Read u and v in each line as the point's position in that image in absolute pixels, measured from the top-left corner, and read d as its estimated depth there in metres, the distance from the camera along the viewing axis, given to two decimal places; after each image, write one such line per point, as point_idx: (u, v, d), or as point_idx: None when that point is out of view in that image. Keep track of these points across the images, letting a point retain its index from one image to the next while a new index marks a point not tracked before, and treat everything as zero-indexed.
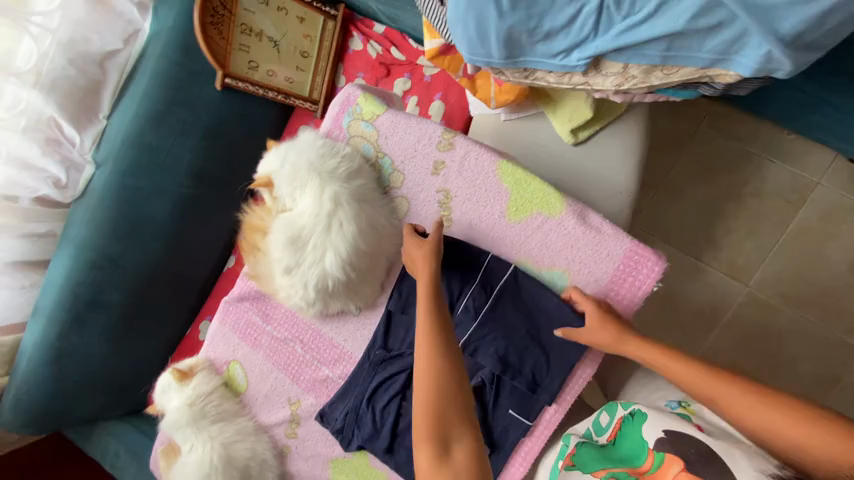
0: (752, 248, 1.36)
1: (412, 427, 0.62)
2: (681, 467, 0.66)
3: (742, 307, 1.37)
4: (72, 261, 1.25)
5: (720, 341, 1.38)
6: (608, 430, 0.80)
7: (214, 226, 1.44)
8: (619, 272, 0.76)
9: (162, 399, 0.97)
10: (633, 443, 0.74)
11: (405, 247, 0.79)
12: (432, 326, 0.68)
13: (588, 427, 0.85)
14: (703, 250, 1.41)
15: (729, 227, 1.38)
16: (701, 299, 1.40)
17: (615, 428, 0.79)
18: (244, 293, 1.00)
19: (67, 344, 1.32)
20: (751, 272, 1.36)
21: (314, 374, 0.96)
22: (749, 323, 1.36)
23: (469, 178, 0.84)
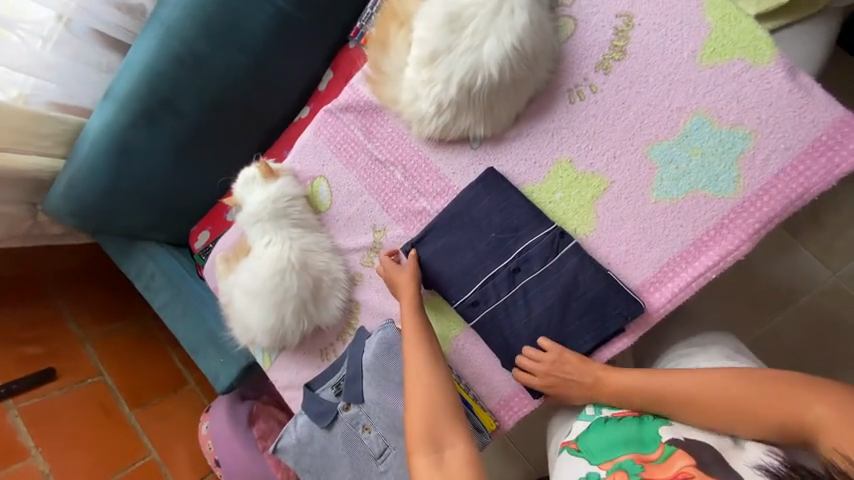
0: None
1: (408, 441, 0.71)
2: (690, 463, 0.64)
3: (821, 294, 1.24)
4: (159, 48, 1.17)
5: (786, 324, 1.27)
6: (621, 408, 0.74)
7: (300, 63, 1.30)
8: (817, 143, 0.65)
9: (242, 192, 0.92)
10: (646, 434, 0.69)
11: (381, 270, 0.85)
12: (414, 348, 0.77)
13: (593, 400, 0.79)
14: (802, 227, 1.25)
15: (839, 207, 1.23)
16: (780, 277, 1.26)
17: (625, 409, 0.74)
18: (350, 103, 0.90)
19: (132, 138, 1.25)
20: (844, 260, 1.22)
21: (409, 204, 0.87)
22: (821, 311, 1.23)
23: (663, 5, 0.70)
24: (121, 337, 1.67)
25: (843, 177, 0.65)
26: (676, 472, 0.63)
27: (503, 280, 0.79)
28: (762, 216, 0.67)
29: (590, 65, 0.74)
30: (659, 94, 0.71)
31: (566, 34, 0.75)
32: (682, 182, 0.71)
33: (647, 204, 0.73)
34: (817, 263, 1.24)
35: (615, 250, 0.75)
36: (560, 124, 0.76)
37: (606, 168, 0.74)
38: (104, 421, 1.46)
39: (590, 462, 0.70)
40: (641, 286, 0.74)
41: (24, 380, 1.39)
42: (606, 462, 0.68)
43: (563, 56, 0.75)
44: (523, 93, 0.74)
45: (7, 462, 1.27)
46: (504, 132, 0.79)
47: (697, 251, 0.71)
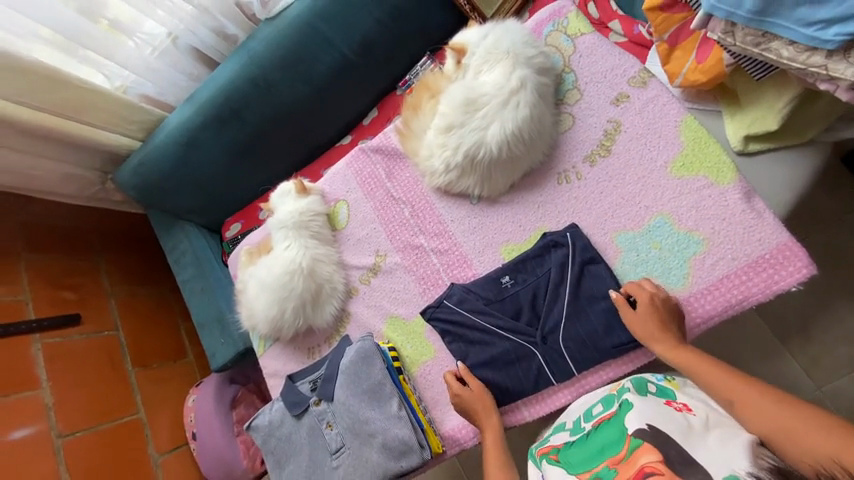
0: (847, 356, 1.21)
1: None
2: (655, 459, 0.59)
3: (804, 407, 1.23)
4: (239, 69, 1.39)
5: None
6: (596, 417, 0.76)
7: (351, 99, 1.53)
8: (761, 260, 0.75)
9: (278, 200, 1.09)
10: (614, 430, 0.69)
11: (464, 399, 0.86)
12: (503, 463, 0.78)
13: (580, 414, 0.81)
14: (791, 336, 1.26)
15: (832, 326, 1.23)
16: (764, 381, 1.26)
17: (601, 420, 0.74)
18: (381, 146, 1.07)
19: (201, 136, 1.48)
20: (831, 378, 1.21)
21: (410, 239, 1.02)
22: None
23: (647, 119, 0.85)
24: (139, 302, 1.87)
25: (779, 293, 0.73)
26: (641, 466, 0.59)
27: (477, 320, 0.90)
28: (704, 312, 0.77)
29: (579, 157, 0.88)
30: (632, 192, 0.84)
31: (563, 128, 0.90)
32: (639, 268, 0.81)
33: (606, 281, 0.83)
34: (804, 376, 1.23)
35: None
36: (547, 200, 0.90)
37: None
38: (109, 374, 1.61)
39: (567, 471, 0.71)
40: (593, 356, 0.83)
41: (55, 319, 1.55)
42: (585, 473, 0.67)
43: (558, 145, 0.90)
44: (518, 169, 0.88)
45: (17, 389, 1.38)
46: (498, 195, 0.93)
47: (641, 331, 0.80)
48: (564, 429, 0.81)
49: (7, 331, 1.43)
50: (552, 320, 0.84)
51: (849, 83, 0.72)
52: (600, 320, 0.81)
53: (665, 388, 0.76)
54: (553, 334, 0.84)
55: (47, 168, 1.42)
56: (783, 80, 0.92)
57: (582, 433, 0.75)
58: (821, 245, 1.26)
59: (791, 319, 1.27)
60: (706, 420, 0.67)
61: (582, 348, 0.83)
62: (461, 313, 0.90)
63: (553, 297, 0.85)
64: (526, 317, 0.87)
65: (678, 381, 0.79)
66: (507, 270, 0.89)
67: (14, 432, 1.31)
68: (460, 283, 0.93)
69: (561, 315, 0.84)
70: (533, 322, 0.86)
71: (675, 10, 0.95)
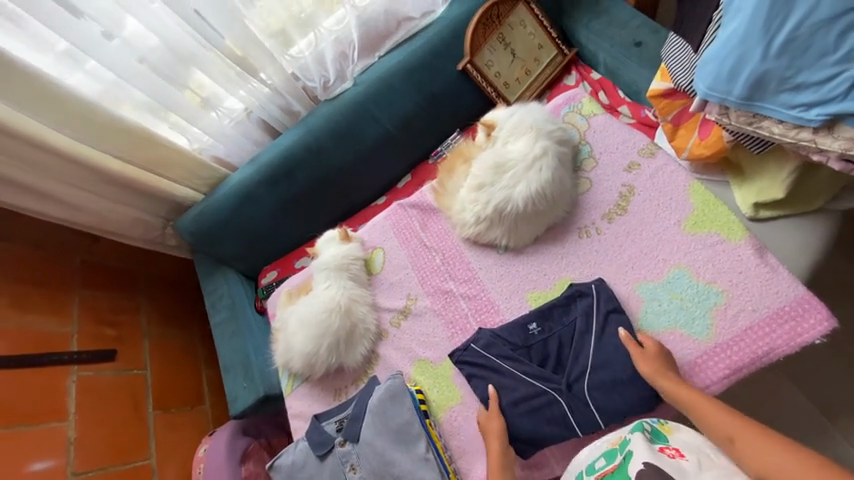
0: None
1: None
2: None
3: None
4: (297, 138, 1.63)
5: None
6: (598, 472, 0.75)
7: (389, 165, 1.74)
8: (781, 312, 0.79)
9: (322, 245, 1.21)
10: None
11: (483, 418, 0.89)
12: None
13: (582, 468, 0.80)
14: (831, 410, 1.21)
15: None
16: None
17: (602, 474, 0.73)
18: (417, 202, 1.20)
19: (257, 192, 1.69)
20: None
21: (440, 284, 1.09)
22: None
23: (659, 184, 0.96)
24: (169, 344, 1.93)
25: (804, 345, 0.76)
26: None
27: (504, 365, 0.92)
28: (731, 363, 0.79)
29: (598, 215, 0.98)
30: (650, 246, 0.91)
31: (582, 190, 1.02)
32: (663, 318, 0.85)
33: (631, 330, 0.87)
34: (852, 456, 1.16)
35: None
36: (569, 251, 0.97)
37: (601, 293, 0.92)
38: (130, 413, 1.62)
39: None
40: (621, 405, 0.83)
41: (93, 354, 1.62)
42: None
43: (578, 204, 1.00)
44: (542, 223, 0.98)
45: (47, 419, 1.41)
46: (523, 246, 1.01)
47: None
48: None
49: (50, 360, 1.50)
50: (578, 367, 0.87)
51: (838, 154, 0.82)
52: (627, 367, 0.83)
53: (659, 431, 0.76)
54: (579, 382, 0.86)
55: (121, 212, 1.62)
56: (781, 155, 1.02)
57: None
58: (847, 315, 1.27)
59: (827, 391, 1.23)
60: (698, 463, 0.68)
61: (610, 395, 0.83)
62: (489, 356, 0.94)
63: (579, 344, 0.88)
64: (552, 363, 0.90)
65: (673, 423, 0.78)
66: (535, 317, 0.93)
67: (34, 464, 1.32)
68: (488, 328, 0.97)
69: (587, 362, 0.86)
70: (559, 369, 0.89)
71: (676, 97, 1.11)
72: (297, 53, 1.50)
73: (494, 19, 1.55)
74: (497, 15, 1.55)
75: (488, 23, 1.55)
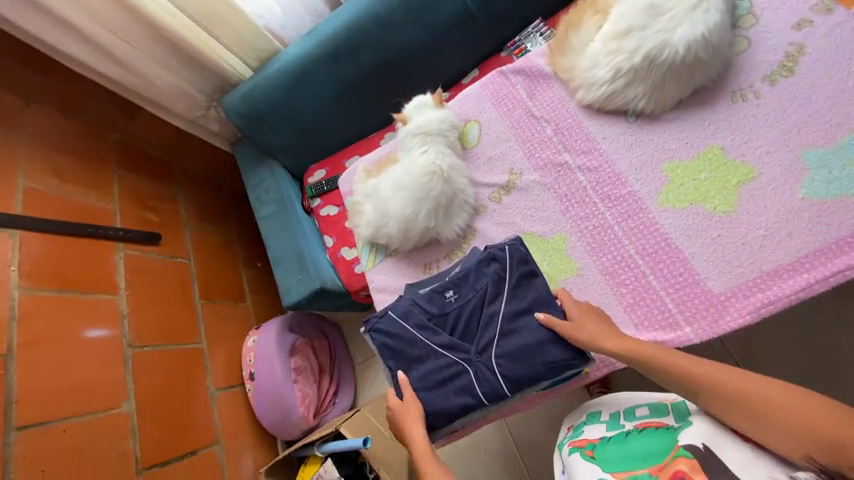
0: None
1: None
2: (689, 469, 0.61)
3: None
4: (365, 5, 1.42)
5: None
6: (640, 420, 0.76)
7: (460, 54, 1.55)
8: None
9: (414, 111, 1.07)
10: (660, 446, 0.68)
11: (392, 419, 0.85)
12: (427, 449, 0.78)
13: (617, 408, 0.82)
14: None
15: None
16: None
17: (648, 424, 0.75)
18: (523, 68, 1.05)
19: (314, 69, 1.50)
20: None
21: (552, 156, 0.98)
22: None
23: (836, 43, 0.82)
24: (211, 239, 1.82)
25: None
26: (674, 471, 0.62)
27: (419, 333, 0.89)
28: None
29: (756, 77, 0.86)
30: (819, 110, 0.80)
31: (739, 49, 0.88)
32: (832, 186, 0.76)
33: (792, 198, 0.78)
34: None
35: (753, 232, 0.78)
36: (718, 116, 0.86)
37: (756, 160, 0.81)
38: (179, 298, 1.56)
39: (602, 467, 0.72)
40: (775, 270, 0.76)
41: (139, 232, 1.50)
42: (621, 473, 0.69)
43: (733, 64, 0.87)
44: (692, 82, 0.85)
45: (98, 290, 1.33)
46: (661, 111, 0.89)
47: (838, 250, 0.73)
48: (599, 421, 0.82)
49: (96, 231, 1.38)
50: (486, 336, 0.86)
51: None
52: (532, 334, 0.82)
53: None
54: (485, 353, 0.85)
55: (164, 78, 1.44)
56: None
57: (621, 429, 0.77)
58: None
59: None
60: None
61: (514, 363, 0.82)
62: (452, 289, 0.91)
63: (486, 309, 0.87)
64: (461, 332, 0.88)
65: None
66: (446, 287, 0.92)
67: (90, 331, 1.26)
68: (407, 296, 0.94)
69: (494, 336, 0.85)
70: (468, 338, 0.87)
71: None
72: None
73: None
74: None
75: None
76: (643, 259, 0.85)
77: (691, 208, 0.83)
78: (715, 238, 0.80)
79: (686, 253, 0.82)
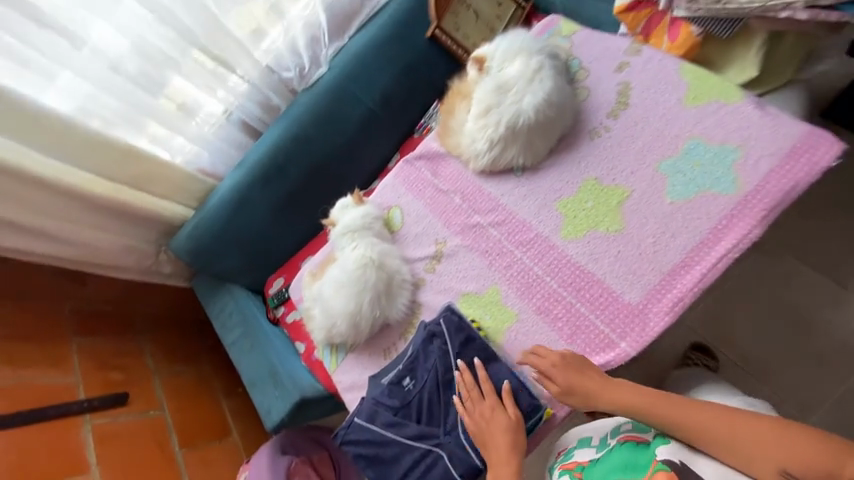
0: None
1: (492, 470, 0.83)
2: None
3: None
4: (281, 131, 1.58)
5: None
6: (625, 435, 0.80)
7: (379, 146, 1.71)
8: (794, 149, 0.83)
9: (339, 213, 1.17)
10: (643, 462, 0.73)
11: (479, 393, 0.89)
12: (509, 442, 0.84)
13: (606, 431, 0.86)
14: None
15: None
16: None
17: (631, 439, 0.79)
18: (423, 153, 1.20)
19: (249, 194, 1.62)
20: None
21: (466, 220, 1.09)
22: None
23: (653, 73, 1.00)
24: (184, 380, 1.76)
25: (823, 172, 0.81)
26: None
27: (390, 430, 0.93)
28: (765, 204, 0.82)
29: (603, 115, 1.01)
30: (658, 128, 0.95)
31: (582, 97, 1.05)
32: (690, 186, 0.88)
33: (664, 204, 0.89)
34: None
35: (644, 241, 0.88)
36: (585, 154, 1.00)
37: (625, 181, 0.94)
38: (157, 454, 1.48)
39: None
40: (674, 268, 0.85)
41: (104, 398, 1.46)
42: None
43: (582, 110, 1.04)
44: (554, 133, 1.01)
45: (67, 474, 1.26)
46: (539, 161, 1.04)
47: (715, 238, 0.84)
48: (589, 445, 0.85)
49: (59, 411, 1.34)
50: (449, 414, 0.92)
51: (802, 4, 0.93)
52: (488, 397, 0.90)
53: None
54: (453, 430, 0.91)
55: (109, 240, 1.53)
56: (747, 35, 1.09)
57: (606, 447, 0.81)
58: None
59: None
60: None
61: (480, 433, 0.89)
62: (407, 377, 0.96)
63: (442, 388, 0.93)
64: (427, 417, 0.94)
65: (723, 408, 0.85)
66: (402, 375, 0.96)
67: None
68: (368, 397, 0.97)
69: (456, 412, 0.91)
70: (434, 422, 0.93)
71: (641, 8, 1.18)
72: (270, 45, 1.48)
73: None
74: None
75: None
76: (566, 290, 0.92)
77: (588, 235, 0.94)
78: (617, 254, 0.90)
79: (599, 275, 0.90)
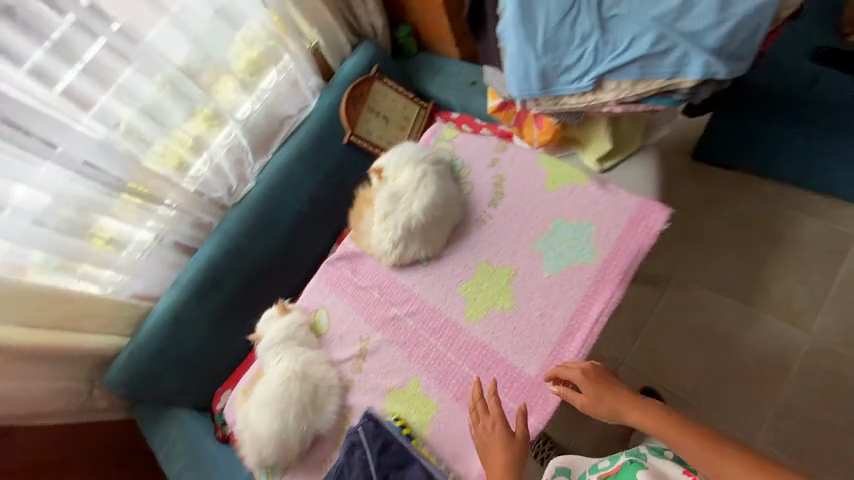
0: (804, 293, 1.58)
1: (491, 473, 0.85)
2: None
3: (808, 356, 1.51)
4: (214, 245, 1.64)
5: (796, 392, 1.48)
6: (604, 469, 0.92)
7: (315, 243, 1.79)
8: (631, 220, 1.00)
9: (265, 325, 1.20)
10: None
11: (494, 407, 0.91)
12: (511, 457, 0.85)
13: (585, 468, 0.97)
14: (754, 294, 1.61)
15: (776, 274, 1.62)
16: (765, 349, 1.55)
17: (607, 472, 0.91)
18: (342, 253, 1.28)
19: (187, 312, 1.62)
20: (809, 317, 1.55)
21: (384, 313, 1.15)
22: (819, 374, 1.48)
23: (519, 165, 1.18)
24: None
25: (658, 236, 0.98)
26: None
27: None
28: (620, 268, 0.97)
29: (485, 204, 1.17)
30: (531, 211, 1.10)
31: (467, 191, 1.20)
32: (561, 259, 1.02)
33: (543, 277, 1.02)
34: (789, 325, 1.56)
35: (532, 316, 0.99)
36: (476, 240, 1.13)
37: (511, 261, 1.07)
38: None
39: None
40: (561, 336, 0.96)
41: None
42: None
43: (468, 202, 1.19)
44: (446, 226, 1.14)
45: None
46: (440, 251, 1.15)
47: (587, 306, 0.97)
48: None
49: None
50: None
51: (614, 102, 1.03)
52: None
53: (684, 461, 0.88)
54: None
55: (32, 388, 1.45)
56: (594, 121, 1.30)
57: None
58: (722, 223, 1.71)
59: (747, 286, 1.63)
60: None
61: None
62: None
63: None
64: None
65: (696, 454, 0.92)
66: None
67: None
68: None
69: None
70: None
71: (509, 107, 1.42)
72: (196, 173, 1.59)
73: (358, 95, 1.77)
74: (359, 92, 1.77)
75: (355, 102, 1.77)
76: (477, 373, 1.00)
77: (488, 315, 1.03)
78: (514, 331, 1.00)
79: (501, 353, 0.99)
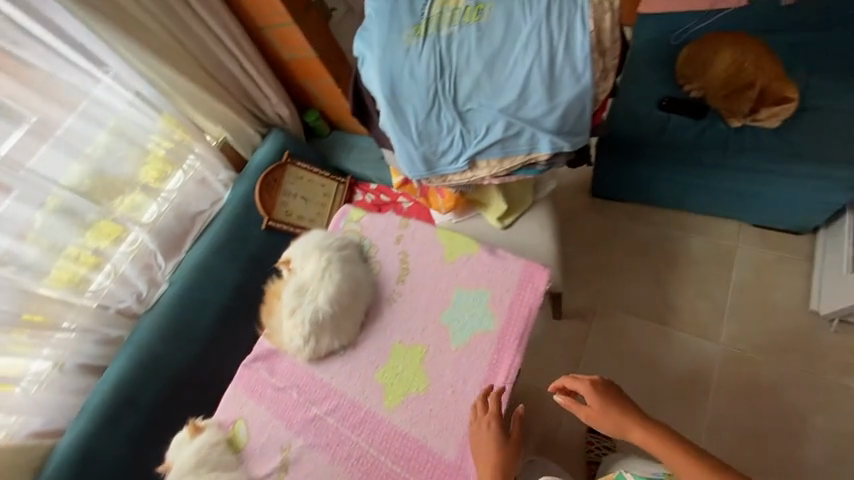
0: (706, 308, 1.73)
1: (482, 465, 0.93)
2: None
3: (723, 367, 1.63)
4: (128, 360, 1.45)
5: (719, 404, 1.59)
6: None
7: (242, 337, 1.66)
8: (519, 286, 1.09)
9: (174, 453, 1.10)
10: None
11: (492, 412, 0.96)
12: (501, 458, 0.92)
13: None
14: (665, 315, 1.74)
15: (679, 292, 1.77)
16: (683, 365, 1.66)
17: None
18: (258, 353, 1.20)
19: (99, 444, 1.35)
20: (712, 329, 1.70)
21: (304, 414, 1.10)
22: (735, 383, 1.60)
23: (421, 238, 1.22)
24: None
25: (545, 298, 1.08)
26: None
27: None
28: (517, 332, 1.05)
29: (393, 283, 1.19)
30: (435, 285, 1.15)
31: (376, 271, 1.22)
32: (465, 329, 1.08)
33: (451, 351, 1.06)
34: (696, 339, 1.69)
35: (446, 393, 1.03)
36: (389, 321, 1.14)
37: (421, 339, 1.10)
38: None
39: None
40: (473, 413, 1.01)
41: None
42: None
43: (378, 281, 1.20)
44: (357, 312, 1.15)
45: None
46: (355, 337, 1.15)
47: (493, 375, 1.02)
48: None
49: None
50: None
51: (488, 176, 1.19)
52: None
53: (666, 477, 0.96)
54: None
55: None
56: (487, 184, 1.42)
57: None
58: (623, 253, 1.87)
59: (658, 307, 1.76)
60: None
61: None
62: None
63: None
64: None
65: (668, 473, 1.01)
66: None
67: None
68: None
69: None
70: None
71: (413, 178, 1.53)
72: (97, 287, 1.47)
73: (273, 181, 1.79)
74: (273, 178, 1.79)
75: (270, 188, 1.79)
76: (400, 466, 1.00)
77: (406, 399, 1.04)
78: (430, 413, 1.02)
79: (422, 439, 1.00)
